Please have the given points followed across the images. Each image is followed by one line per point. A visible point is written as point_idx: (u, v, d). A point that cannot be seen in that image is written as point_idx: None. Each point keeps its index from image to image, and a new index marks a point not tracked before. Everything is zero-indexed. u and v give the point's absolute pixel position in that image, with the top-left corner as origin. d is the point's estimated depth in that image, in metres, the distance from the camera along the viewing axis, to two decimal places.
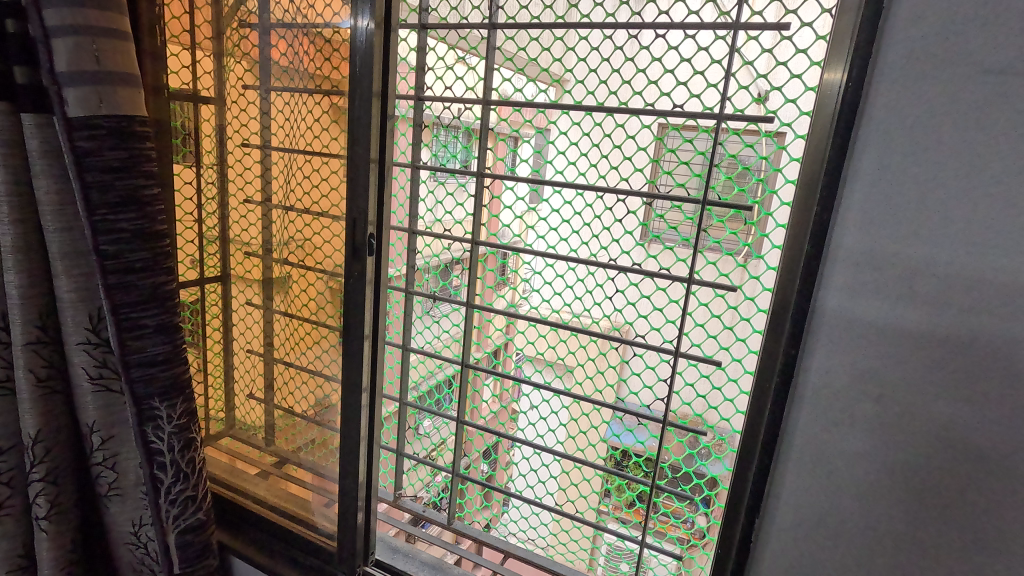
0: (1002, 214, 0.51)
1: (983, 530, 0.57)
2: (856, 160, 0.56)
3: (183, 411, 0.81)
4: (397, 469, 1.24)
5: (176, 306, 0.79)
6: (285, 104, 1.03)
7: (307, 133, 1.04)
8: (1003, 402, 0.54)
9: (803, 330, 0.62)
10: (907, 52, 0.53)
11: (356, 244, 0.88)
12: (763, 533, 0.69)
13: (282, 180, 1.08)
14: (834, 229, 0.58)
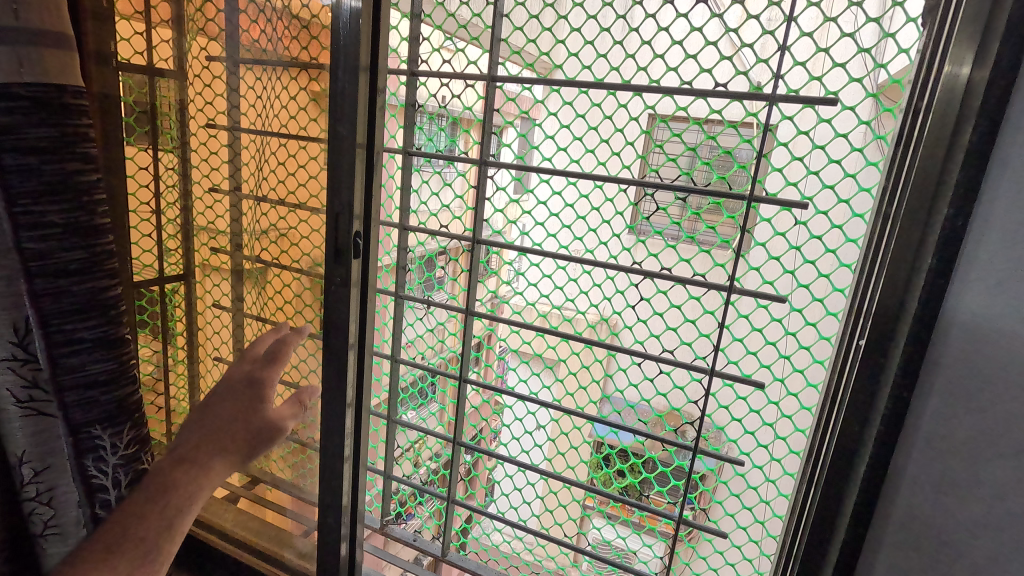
0: None
1: None
2: (1003, 150, 0.51)
3: (132, 439, 0.68)
4: (383, 491, 1.13)
5: (121, 316, 0.67)
6: (256, 79, 0.91)
7: (281, 112, 0.91)
8: None
9: (929, 335, 0.55)
10: None
11: (339, 244, 0.76)
12: None
13: (254, 166, 0.95)
14: (968, 238, 0.53)
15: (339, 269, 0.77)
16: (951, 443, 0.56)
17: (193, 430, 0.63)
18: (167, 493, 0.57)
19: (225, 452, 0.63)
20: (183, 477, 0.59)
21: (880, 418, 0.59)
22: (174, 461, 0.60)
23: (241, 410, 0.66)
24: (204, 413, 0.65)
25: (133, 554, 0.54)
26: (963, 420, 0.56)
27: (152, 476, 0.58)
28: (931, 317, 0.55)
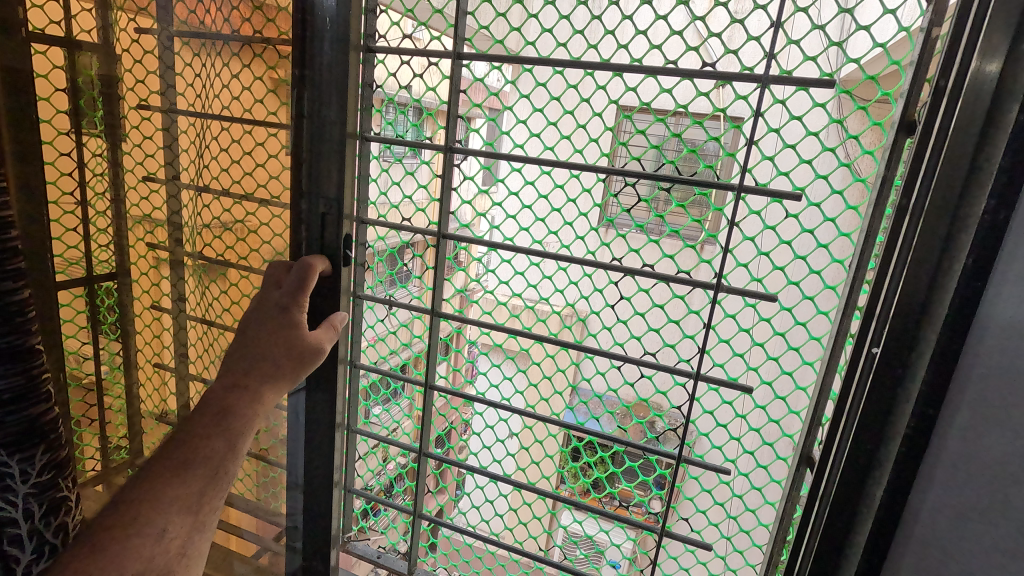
0: None
1: None
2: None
3: (46, 465, 0.59)
4: (343, 506, 1.05)
5: (30, 325, 0.58)
6: (194, 55, 0.87)
7: (225, 95, 0.89)
8: None
9: (965, 331, 0.52)
10: None
11: (327, 247, 0.81)
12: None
13: (195, 151, 0.91)
14: (1011, 225, 0.50)
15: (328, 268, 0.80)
16: (978, 463, 0.53)
17: (239, 358, 0.65)
18: (225, 422, 0.60)
19: (275, 372, 0.66)
20: (236, 404, 0.62)
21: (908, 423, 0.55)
22: (228, 389, 0.63)
23: (283, 329, 0.68)
24: (248, 339, 0.67)
25: (197, 473, 0.57)
26: (985, 433, 0.52)
27: (213, 400, 0.62)
28: (969, 311, 0.52)
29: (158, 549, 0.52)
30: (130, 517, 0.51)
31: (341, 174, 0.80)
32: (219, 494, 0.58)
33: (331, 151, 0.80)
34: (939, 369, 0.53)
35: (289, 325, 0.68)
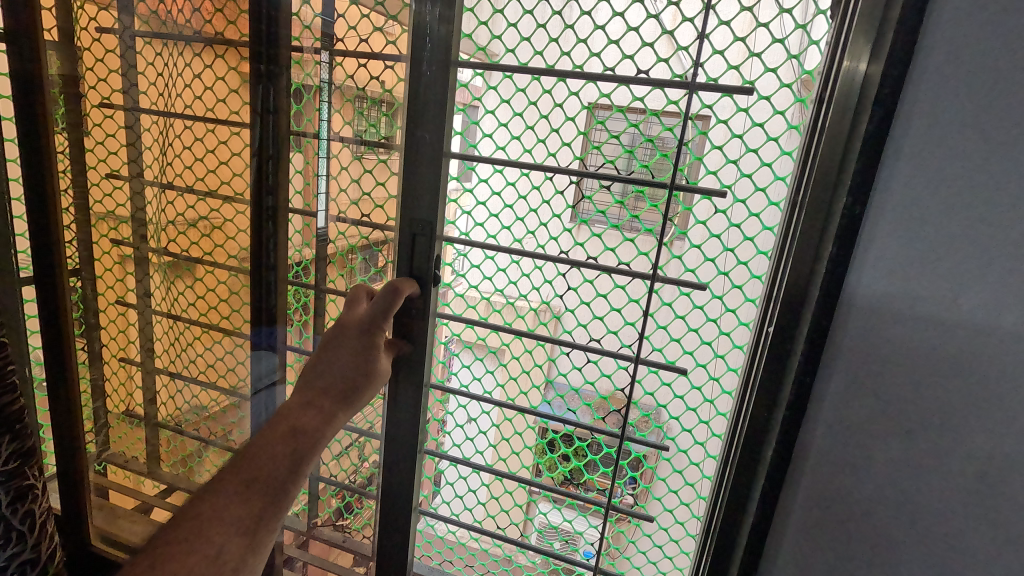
0: (999, 214, 0.49)
1: (953, 526, 0.56)
2: (895, 141, 0.51)
3: (10, 454, 0.58)
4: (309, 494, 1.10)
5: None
6: (156, 53, 0.91)
7: (185, 92, 0.92)
8: (977, 402, 0.53)
9: (829, 320, 0.56)
10: (951, 47, 0.49)
11: (415, 269, 0.79)
12: (766, 543, 0.65)
13: (158, 147, 0.96)
14: (867, 223, 0.54)
15: (415, 299, 0.80)
16: (849, 439, 0.58)
17: (314, 382, 0.76)
18: (294, 442, 0.69)
19: (341, 399, 0.76)
20: (306, 427, 0.72)
21: (785, 403, 0.60)
22: (301, 408, 0.74)
23: (355, 357, 0.78)
24: (324, 365, 0.77)
25: (263, 491, 0.62)
26: (852, 413, 0.57)
27: (288, 419, 0.72)
28: (832, 301, 0.56)
29: (211, 570, 0.54)
30: (195, 530, 0.55)
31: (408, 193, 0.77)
32: (278, 518, 0.61)
33: (426, 169, 0.76)
34: (809, 355, 0.57)
35: (361, 355, 0.78)
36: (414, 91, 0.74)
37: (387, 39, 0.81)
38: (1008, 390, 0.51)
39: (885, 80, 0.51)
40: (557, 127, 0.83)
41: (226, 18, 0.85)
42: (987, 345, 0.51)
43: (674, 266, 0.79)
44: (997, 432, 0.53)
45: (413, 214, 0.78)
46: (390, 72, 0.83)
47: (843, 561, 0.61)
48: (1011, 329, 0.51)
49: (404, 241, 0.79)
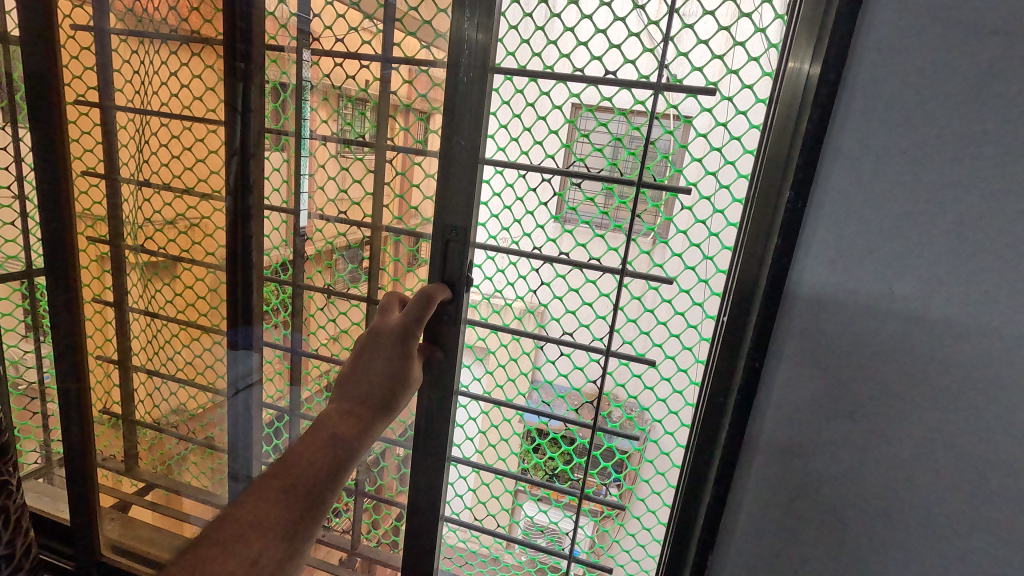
0: (930, 207, 0.53)
1: (893, 498, 0.60)
2: (833, 140, 0.54)
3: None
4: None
5: None
6: (131, 51, 0.93)
7: (160, 89, 0.95)
8: (912, 382, 0.56)
9: (774, 309, 0.59)
10: (885, 49, 0.52)
11: (448, 276, 0.80)
12: (726, 521, 0.68)
13: (135, 144, 0.99)
14: (809, 218, 0.57)
15: (450, 306, 0.81)
16: (796, 422, 0.62)
17: (353, 390, 0.74)
18: (334, 450, 0.67)
19: (381, 407, 0.74)
20: (346, 435, 0.69)
21: (735, 390, 0.63)
22: (340, 415, 0.71)
23: (395, 364, 0.76)
24: (363, 371, 0.75)
25: (299, 501, 0.62)
26: (798, 397, 0.61)
27: (326, 425, 0.69)
28: (776, 292, 0.59)
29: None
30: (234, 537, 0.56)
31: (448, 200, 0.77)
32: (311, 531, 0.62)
33: (461, 177, 0.76)
34: (757, 344, 0.61)
35: (400, 361, 0.76)
36: (453, 97, 0.74)
37: (364, 37, 0.83)
38: (939, 374, 0.55)
39: (823, 82, 0.54)
40: (528, 126, 0.78)
41: (203, 17, 0.88)
42: (919, 332, 0.55)
43: (642, 262, 0.78)
44: (931, 414, 0.57)
45: (448, 219, 0.78)
46: (365, 72, 0.86)
47: (792, 536, 0.66)
48: (940, 317, 0.54)
49: (438, 245, 0.80)
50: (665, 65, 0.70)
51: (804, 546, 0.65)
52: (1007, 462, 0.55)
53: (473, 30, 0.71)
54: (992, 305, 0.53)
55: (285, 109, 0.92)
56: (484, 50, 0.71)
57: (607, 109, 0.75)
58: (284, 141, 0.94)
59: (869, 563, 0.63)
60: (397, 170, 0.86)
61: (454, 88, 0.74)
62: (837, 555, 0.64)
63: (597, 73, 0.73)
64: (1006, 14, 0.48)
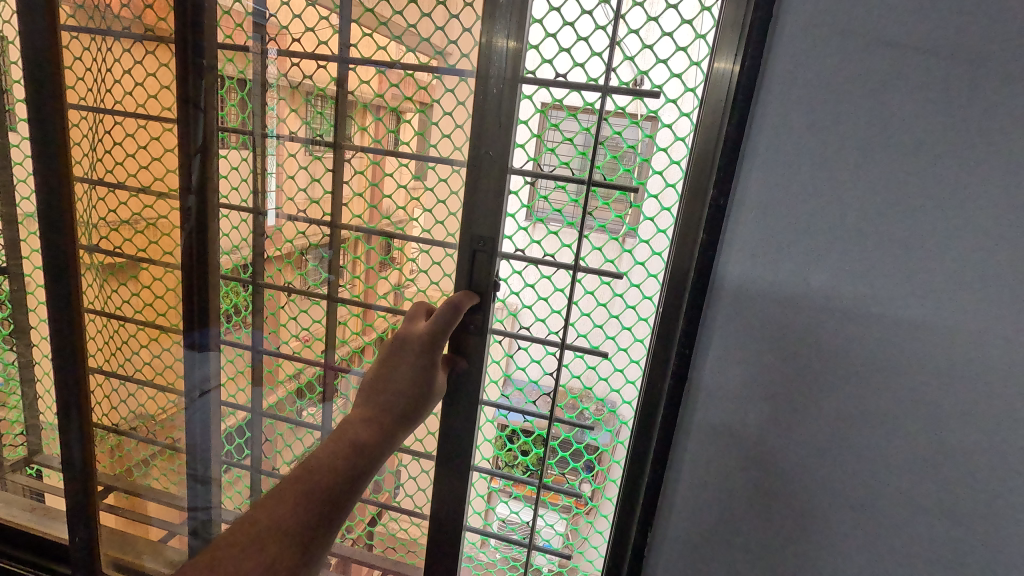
0: (834, 196, 0.63)
1: (810, 445, 0.71)
2: (752, 142, 0.64)
3: None
4: (251, 485, 1.13)
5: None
6: (85, 49, 0.95)
7: (112, 87, 0.96)
8: (820, 344, 0.67)
9: (705, 292, 0.69)
10: (791, 64, 0.61)
11: (475, 282, 0.82)
12: (672, 476, 0.77)
13: (87, 142, 0.99)
14: (732, 212, 0.67)
15: (476, 316, 0.83)
16: (726, 388, 0.72)
17: (378, 398, 0.77)
18: (353, 459, 0.70)
19: (402, 415, 0.77)
20: (366, 443, 0.73)
21: (674, 360, 0.73)
22: (363, 423, 0.75)
23: (419, 374, 0.78)
24: (387, 379, 0.78)
25: (319, 503, 0.66)
26: (730, 366, 0.71)
27: (352, 432, 0.73)
28: (707, 277, 0.69)
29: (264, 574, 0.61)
30: (251, 536, 0.62)
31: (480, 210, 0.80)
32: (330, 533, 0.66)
33: (490, 187, 0.78)
34: (690, 321, 0.70)
35: (424, 371, 0.78)
36: (479, 109, 0.77)
37: (319, 38, 0.86)
38: (843, 337, 0.66)
39: (740, 94, 0.63)
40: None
41: (156, 14, 0.88)
42: (827, 303, 0.66)
43: (595, 258, 0.81)
44: (839, 372, 0.67)
45: (478, 230, 0.80)
46: (322, 72, 0.87)
47: (727, 488, 0.76)
48: (845, 290, 0.65)
49: (465, 255, 0.82)
50: (613, 70, 0.73)
51: (740, 496, 0.75)
52: (896, 408, 0.67)
53: (502, 46, 0.74)
54: (884, 277, 0.63)
55: (244, 107, 0.94)
56: (514, 61, 0.74)
57: (559, 111, 0.77)
58: (242, 140, 0.95)
59: (795, 505, 0.74)
60: (356, 168, 0.90)
61: (481, 98, 0.76)
62: (768, 500, 0.75)
63: (547, 76, 0.76)
64: (887, 33, 0.58)
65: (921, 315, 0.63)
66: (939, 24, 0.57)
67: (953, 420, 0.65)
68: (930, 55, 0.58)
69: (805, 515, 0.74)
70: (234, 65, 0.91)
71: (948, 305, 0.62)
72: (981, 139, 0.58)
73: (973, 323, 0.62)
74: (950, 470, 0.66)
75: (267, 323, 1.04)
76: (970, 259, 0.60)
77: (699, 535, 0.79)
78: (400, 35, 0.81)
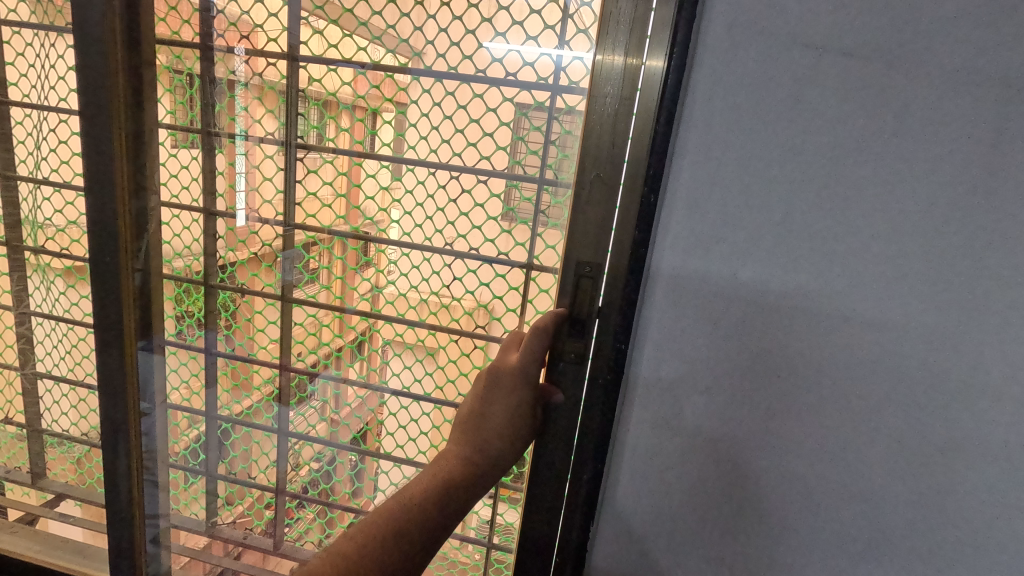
0: (803, 189, 0.57)
1: (742, 458, 0.66)
2: (682, 136, 0.59)
3: None
4: (206, 492, 1.10)
5: None
6: None
7: None
8: (784, 351, 0.62)
9: (639, 289, 0.63)
10: (716, 48, 0.56)
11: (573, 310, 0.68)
12: (608, 497, 0.71)
13: None
14: (663, 210, 0.61)
15: (575, 344, 0.69)
16: (662, 398, 0.66)
17: (472, 434, 0.70)
18: (445, 498, 0.66)
19: (497, 459, 0.70)
20: (458, 484, 0.68)
21: (605, 373, 0.67)
22: (455, 461, 0.69)
23: (515, 413, 0.69)
24: (481, 417, 0.70)
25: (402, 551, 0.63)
26: (664, 375, 0.65)
27: (443, 472, 0.68)
28: (640, 272, 0.63)
29: None
30: None
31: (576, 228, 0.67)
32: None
33: (593, 210, 0.66)
34: (622, 328, 0.65)
35: (521, 407, 0.69)
36: (589, 129, 0.64)
37: (269, 36, 0.86)
38: (786, 345, 0.61)
39: (665, 91, 0.58)
40: (436, 125, 0.83)
41: None
42: (752, 306, 0.61)
43: (547, 256, 0.80)
44: (768, 386, 0.63)
45: (580, 252, 0.67)
46: (272, 69, 0.87)
47: (663, 510, 0.69)
48: (771, 288, 0.60)
49: (566, 279, 0.69)
50: (562, 69, 0.73)
51: (682, 520, 0.69)
52: (816, 410, 0.62)
53: (619, 62, 0.62)
54: (831, 281, 0.59)
55: (192, 105, 0.92)
56: (633, 81, 0.61)
57: (509, 109, 0.78)
58: (192, 139, 0.93)
59: (730, 529, 0.68)
60: (308, 168, 0.90)
61: (594, 119, 0.64)
62: (712, 524, 0.69)
63: (498, 76, 0.77)
64: (806, 33, 0.54)
65: (845, 308, 0.59)
66: (865, 29, 0.53)
67: (896, 438, 0.61)
68: (897, 31, 0.53)
69: (737, 540, 0.69)
70: (182, 61, 0.89)
71: (918, 302, 0.57)
72: (932, 139, 0.54)
73: (919, 335, 0.58)
74: (900, 490, 0.63)
75: (236, 332, 1.01)
76: (902, 265, 0.57)
77: (627, 559, 0.73)
78: (350, 33, 0.82)
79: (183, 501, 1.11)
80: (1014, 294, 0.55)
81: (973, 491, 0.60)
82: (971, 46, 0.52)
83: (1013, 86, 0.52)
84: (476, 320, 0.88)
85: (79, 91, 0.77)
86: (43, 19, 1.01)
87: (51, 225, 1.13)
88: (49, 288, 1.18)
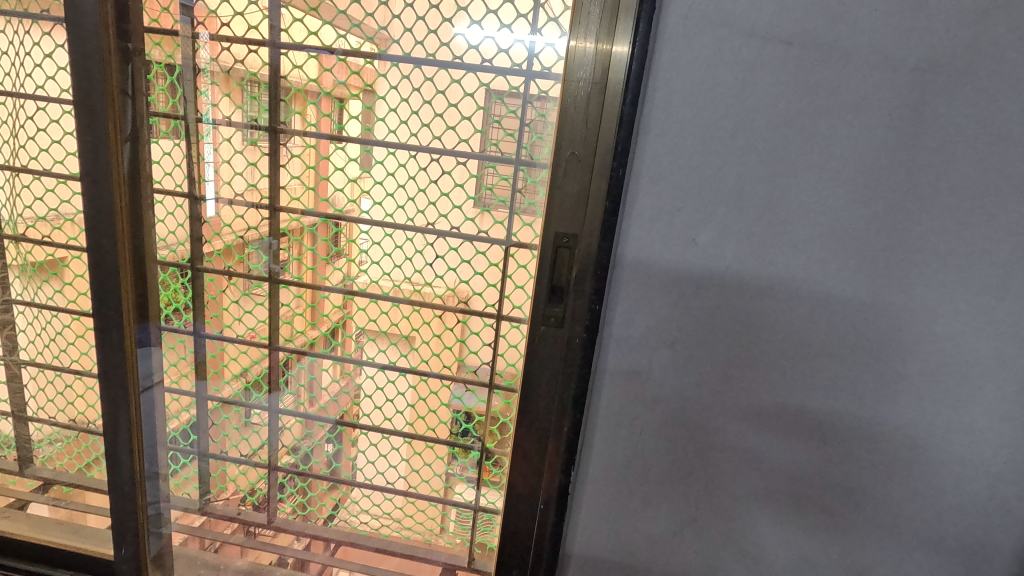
0: (761, 165, 0.62)
1: (705, 416, 0.71)
2: (646, 117, 0.63)
3: None
4: (200, 472, 1.14)
5: None
6: None
7: None
8: (741, 316, 0.67)
9: (609, 256, 0.67)
10: (676, 31, 0.60)
11: (557, 281, 0.70)
12: (585, 455, 0.76)
13: None
14: (631, 183, 0.65)
15: (556, 308, 0.71)
16: (632, 362, 0.71)
17: None
18: None
19: None
20: None
21: (580, 338, 0.71)
22: None
23: None
24: None
25: None
26: (636, 337, 0.70)
27: None
28: (610, 241, 0.67)
29: None
30: None
31: (556, 202, 0.68)
32: None
33: (571, 185, 0.67)
34: (596, 293, 0.68)
35: None
36: (563, 112, 0.66)
37: (250, 23, 0.87)
38: (743, 309, 0.67)
39: (630, 75, 0.61)
40: (416, 110, 0.86)
41: None
42: (712, 275, 0.66)
43: (525, 233, 0.83)
44: (728, 349, 0.68)
45: (557, 224, 0.69)
46: (253, 56, 0.90)
47: (634, 466, 0.75)
48: (729, 257, 0.65)
49: (544, 252, 0.70)
50: (535, 55, 0.76)
51: (651, 476, 0.75)
52: (770, 369, 0.68)
53: (590, 49, 0.63)
54: (783, 249, 0.64)
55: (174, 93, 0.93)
56: (605, 68, 0.63)
57: (486, 94, 0.82)
58: (174, 125, 0.94)
59: (700, 485, 0.74)
60: (292, 153, 0.93)
61: (568, 104, 0.65)
62: (678, 479, 0.74)
63: (474, 62, 0.80)
64: (755, 22, 0.58)
65: (795, 275, 0.64)
66: (810, 17, 0.58)
67: (844, 393, 0.67)
68: (838, 18, 0.57)
69: (707, 496, 0.74)
70: (161, 48, 0.90)
71: (857, 266, 0.63)
72: (874, 119, 0.59)
73: (866, 299, 0.64)
74: (849, 440, 0.69)
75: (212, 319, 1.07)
76: (846, 233, 0.62)
77: (602, 515, 0.78)
78: (330, 21, 0.83)
79: (178, 481, 1.15)
80: (942, 258, 0.61)
81: (916, 441, 0.67)
82: (906, 34, 0.57)
83: (941, 71, 0.57)
84: (458, 296, 0.92)
85: (70, 90, 0.79)
86: (15, 7, 1.01)
87: (31, 213, 1.13)
88: (31, 274, 1.18)
